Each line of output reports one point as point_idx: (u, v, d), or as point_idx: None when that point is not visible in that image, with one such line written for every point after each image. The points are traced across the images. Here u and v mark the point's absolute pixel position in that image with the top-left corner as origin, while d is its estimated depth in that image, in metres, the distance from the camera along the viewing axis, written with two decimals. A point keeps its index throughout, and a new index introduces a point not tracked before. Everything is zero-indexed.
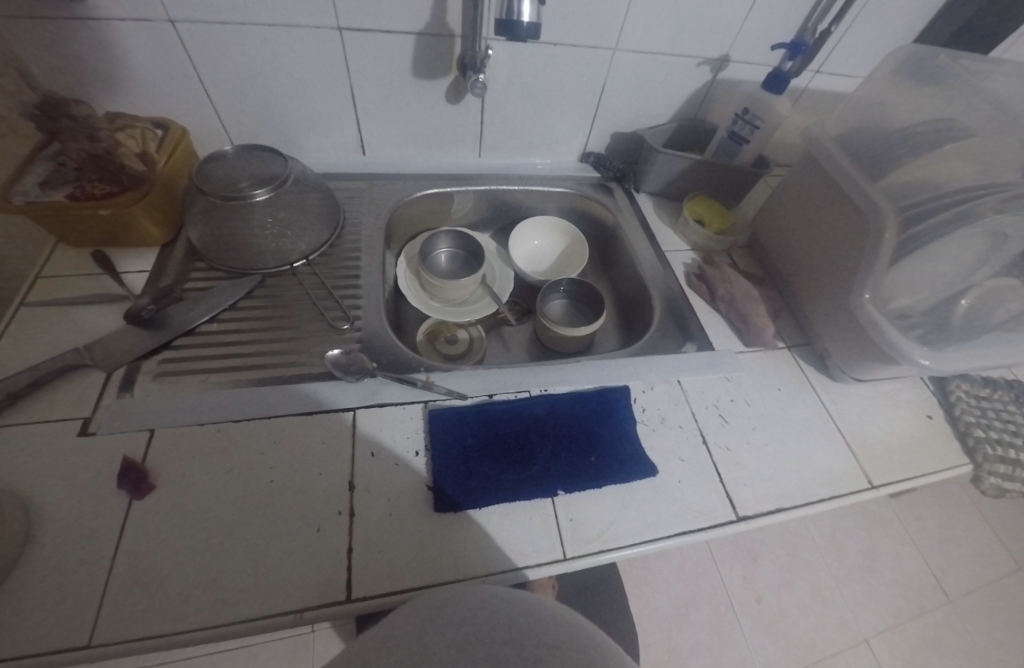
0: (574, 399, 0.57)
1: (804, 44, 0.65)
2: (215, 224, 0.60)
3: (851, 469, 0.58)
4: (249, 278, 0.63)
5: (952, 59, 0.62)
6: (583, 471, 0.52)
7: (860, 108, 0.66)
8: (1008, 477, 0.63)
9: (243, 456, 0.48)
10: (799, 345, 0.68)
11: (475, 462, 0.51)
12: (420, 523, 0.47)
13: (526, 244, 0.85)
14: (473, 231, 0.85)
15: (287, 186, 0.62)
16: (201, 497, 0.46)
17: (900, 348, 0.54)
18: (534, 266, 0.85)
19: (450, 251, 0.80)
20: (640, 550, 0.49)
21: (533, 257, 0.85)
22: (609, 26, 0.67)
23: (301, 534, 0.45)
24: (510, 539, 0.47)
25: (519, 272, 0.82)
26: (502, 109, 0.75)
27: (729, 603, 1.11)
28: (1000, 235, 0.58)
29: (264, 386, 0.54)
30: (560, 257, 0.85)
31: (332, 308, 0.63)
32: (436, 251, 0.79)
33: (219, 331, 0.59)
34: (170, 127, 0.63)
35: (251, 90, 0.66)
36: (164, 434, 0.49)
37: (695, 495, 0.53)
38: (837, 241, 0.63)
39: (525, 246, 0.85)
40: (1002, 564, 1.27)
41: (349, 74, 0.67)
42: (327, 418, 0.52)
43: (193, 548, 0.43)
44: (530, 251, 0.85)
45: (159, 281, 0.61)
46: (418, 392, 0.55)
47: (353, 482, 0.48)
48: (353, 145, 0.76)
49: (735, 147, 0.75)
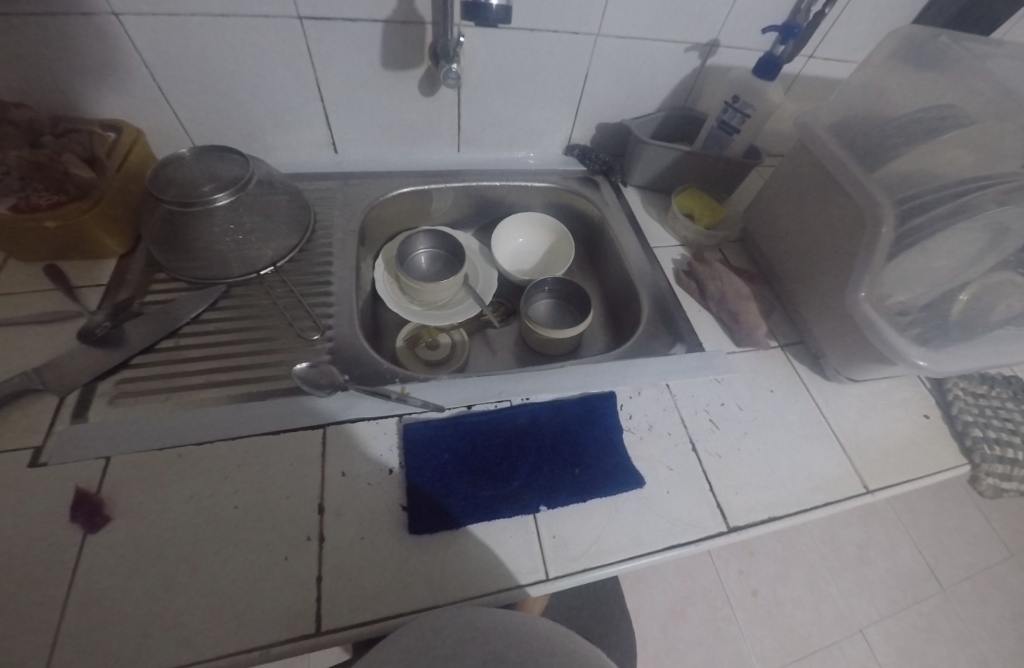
0: (558, 408, 0.54)
1: (796, 27, 0.61)
2: (172, 233, 0.56)
3: (847, 474, 0.56)
4: (213, 288, 0.59)
5: (952, 41, 0.59)
6: (566, 485, 0.49)
7: (856, 94, 0.62)
8: (1005, 477, 0.61)
9: (206, 482, 0.46)
10: (792, 343, 0.66)
11: (451, 478, 0.48)
12: (394, 547, 0.44)
13: (510, 242, 0.81)
14: (455, 230, 0.81)
15: (249, 189, 0.59)
16: (160, 528, 0.43)
17: (897, 349, 0.52)
18: (519, 265, 0.81)
19: (430, 251, 0.77)
20: (628, 568, 0.46)
21: (517, 254, 0.81)
22: (589, 10, 0.63)
23: (265, 563, 0.42)
24: (489, 561, 0.44)
25: (503, 272, 0.78)
26: (480, 101, 0.71)
27: (724, 598, 1.10)
28: (1001, 228, 0.55)
29: (227, 405, 0.50)
30: (546, 254, 0.82)
31: (302, 318, 0.59)
32: (414, 251, 0.75)
33: (181, 346, 0.55)
34: (124, 129, 0.60)
35: (209, 86, 0.62)
36: (120, 461, 0.46)
37: (686, 505, 0.50)
38: (832, 235, 0.60)
39: (509, 243, 0.81)
40: (995, 551, 1.27)
41: (314, 67, 0.63)
42: (296, 437, 0.49)
43: (150, 583, 0.41)
44: (514, 248, 0.81)
45: (117, 294, 0.57)
46: (392, 406, 0.52)
47: (323, 505, 0.45)
48: (324, 142, 0.72)
49: (725, 136, 0.71)
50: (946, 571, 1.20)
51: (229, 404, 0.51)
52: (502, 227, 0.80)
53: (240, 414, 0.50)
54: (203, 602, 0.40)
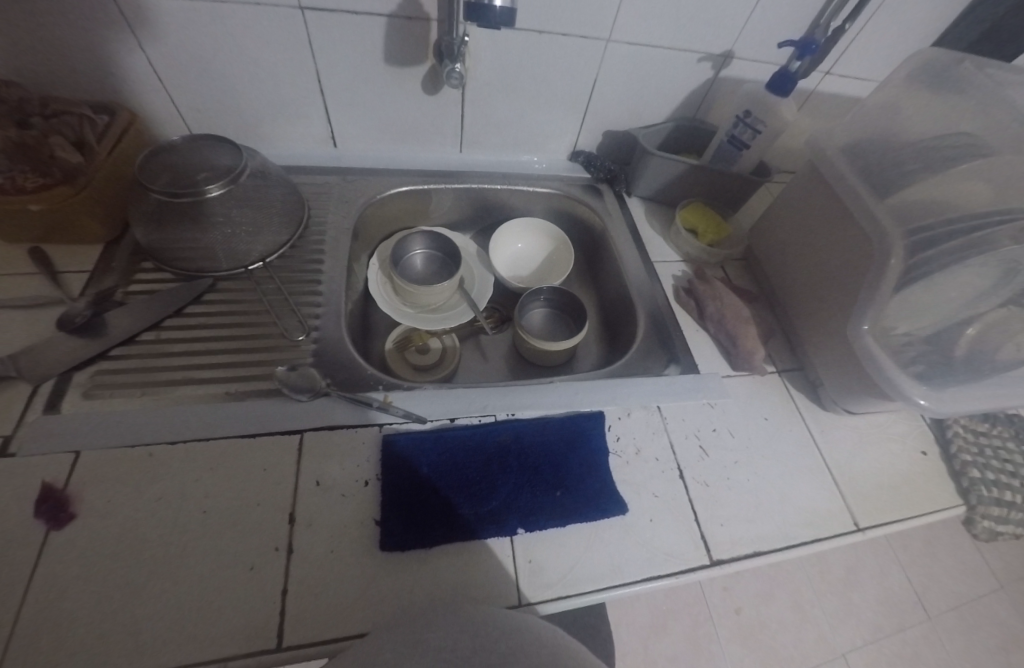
0: (544, 425, 0.53)
1: (813, 42, 0.59)
2: (160, 221, 0.55)
3: (838, 510, 0.54)
4: (199, 281, 0.58)
5: (975, 68, 0.56)
6: (546, 508, 0.48)
7: (872, 116, 0.60)
8: (999, 520, 0.60)
9: (176, 483, 0.44)
10: (790, 369, 0.64)
11: (429, 495, 0.47)
12: (364, 562, 0.43)
13: (510, 246, 0.79)
14: (453, 232, 0.80)
15: (242, 180, 0.57)
16: (125, 530, 0.42)
17: (896, 384, 0.50)
18: (517, 271, 0.80)
19: (426, 252, 0.75)
20: (605, 598, 0.45)
21: (516, 260, 0.80)
22: (601, 15, 0.61)
23: (230, 572, 0.41)
24: (461, 583, 0.43)
25: (500, 278, 0.77)
26: (485, 102, 0.69)
27: (708, 615, 1.09)
28: (1013, 265, 0.53)
29: (204, 404, 0.49)
30: (544, 262, 0.80)
31: (288, 317, 0.58)
32: (410, 252, 0.74)
33: (162, 339, 0.54)
34: (117, 113, 0.59)
35: (206, 73, 0.60)
36: (90, 458, 0.45)
37: (670, 535, 0.49)
38: (838, 261, 0.58)
39: (508, 248, 0.79)
40: (986, 581, 1.24)
41: (315, 59, 0.61)
42: (272, 442, 0.48)
43: (109, 587, 0.39)
44: (513, 253, 0.80)
45: (101, 281, 0.56)
46: (373, 414, 0.51)
47: (294, 515, 0.44)
48: (323, 136, 0.71)
49: (735, 151, 0.69)
50: (934, 599, 1.18)
51: (206, 403, 0.49)
52: (502, 230, 0.79)
53: (217, 416, 0.48)
54: (162, 610, 0.39)
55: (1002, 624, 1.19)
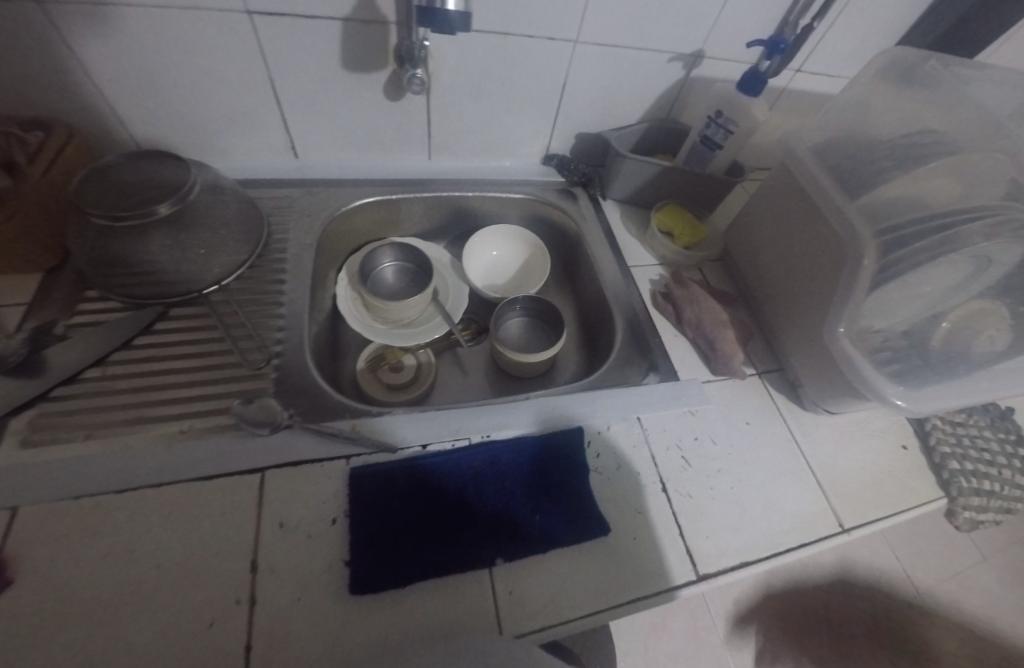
0: (519, 447, 0.51)
1: (783, 42, 0.59)
2: (102, 246, 0.51)
3: (824, 513, 0.54)
4: (149, 310, 0.55)
5: (942, 65, 0.56)
6: (525, 534, 0.46)
7: (845, 114, 0.59)
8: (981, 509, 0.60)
9: (126, 537, 0.41)
10: (770, 370, 0.63)
11: (401, 532, 0.45)
12: (333, 607, 0.41)
13: (483, 256, 0.77)
14: (425, 242, 0.77)
15: (191, 200, 0.54)
16: (70, 592, 0.39)
17: (870, 382, 0.49)
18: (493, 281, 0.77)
19: (396, 264, 0.72)
20: (588, 626, 0.44)
21: (490, 268, 0.77)
22: (568, 16, 0.58)
23: (188, 629, 0.38)
24: (438, 621, 0.41)
25: (475, 288, 0.74)
26: (452, 107, 0.67)
27: (705, 607, 1.08)
28: (986, 260, 0.53)
29: (155, 445, 0.46)
30: (521, 269, 0.78)
31: (248, 343, 0.55)
32: (380, 265, 0.71)
33: (109, 375, 0.50)
34: (53, 130, 0.54)
35: (149, 85, 0.56)
36: (29, 513, 0.41)
37: (654, 554, 0.48)
38: (813, 264, 0.58)
39: (482, 257, 0.77)
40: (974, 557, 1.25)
41: (267, 67, 0.57)
42: (231, 484, 0.45)
43: (52, 654, 0.36)
44: (488, 263, 0.77)
45: (40, 315, 0.52)
46: (339, 446, 0.49)
47: (257, 563, 0.42)
48: (282, 146, 0.67)
49: (708, 152, 0.68)
50: (927, 574, 1.17)
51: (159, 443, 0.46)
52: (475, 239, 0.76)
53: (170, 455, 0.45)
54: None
55: (994, 599, 1.20)
